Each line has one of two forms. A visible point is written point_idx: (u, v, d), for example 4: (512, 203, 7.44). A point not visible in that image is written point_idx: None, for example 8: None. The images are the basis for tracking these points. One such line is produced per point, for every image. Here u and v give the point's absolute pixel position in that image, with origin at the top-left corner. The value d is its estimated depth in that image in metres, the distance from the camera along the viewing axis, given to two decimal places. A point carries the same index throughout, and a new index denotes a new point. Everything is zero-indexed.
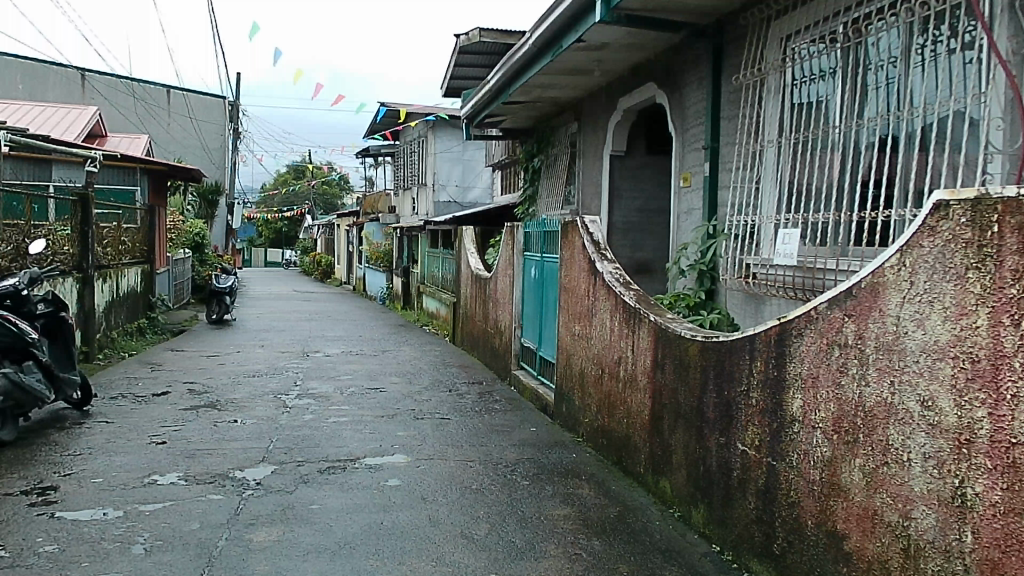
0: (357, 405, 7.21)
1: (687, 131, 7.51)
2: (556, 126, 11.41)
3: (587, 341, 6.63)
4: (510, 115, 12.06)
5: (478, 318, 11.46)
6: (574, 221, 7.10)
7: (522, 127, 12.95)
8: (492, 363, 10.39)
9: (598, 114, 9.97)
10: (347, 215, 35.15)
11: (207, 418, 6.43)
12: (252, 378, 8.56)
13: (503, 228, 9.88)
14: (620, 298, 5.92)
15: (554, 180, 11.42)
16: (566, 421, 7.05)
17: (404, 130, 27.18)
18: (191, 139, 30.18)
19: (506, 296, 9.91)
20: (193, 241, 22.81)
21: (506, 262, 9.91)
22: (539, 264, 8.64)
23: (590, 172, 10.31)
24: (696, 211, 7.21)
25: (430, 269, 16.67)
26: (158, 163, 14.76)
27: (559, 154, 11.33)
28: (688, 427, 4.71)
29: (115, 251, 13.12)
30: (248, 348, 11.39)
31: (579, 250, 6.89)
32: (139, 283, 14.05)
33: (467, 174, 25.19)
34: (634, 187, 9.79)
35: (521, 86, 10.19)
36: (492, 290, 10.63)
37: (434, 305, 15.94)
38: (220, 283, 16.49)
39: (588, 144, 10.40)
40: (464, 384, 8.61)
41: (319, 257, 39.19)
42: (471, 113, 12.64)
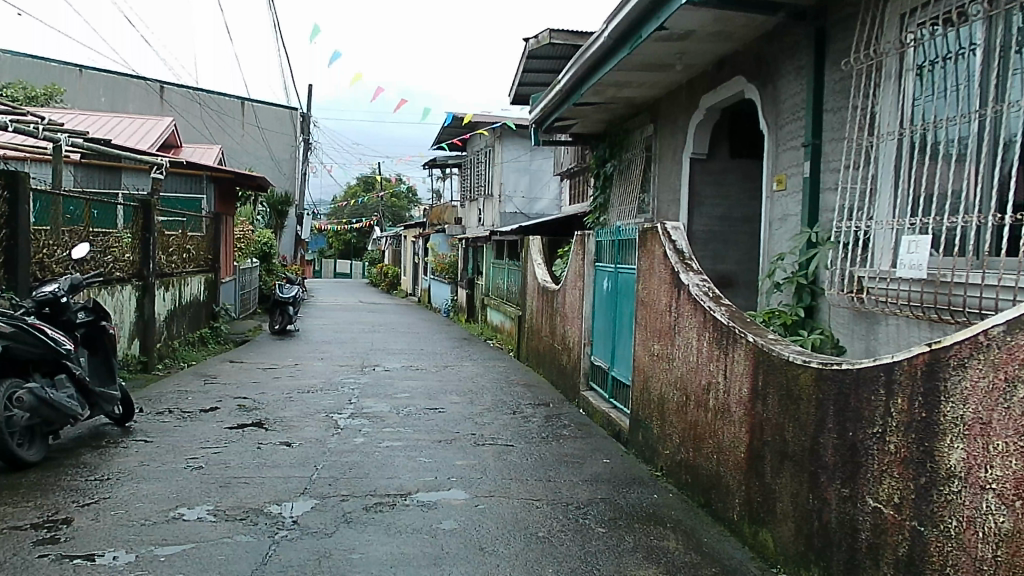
0: (413, 427, 6.63)
1: (781, 129, 6.72)
2: (631, 129, 10.71)
3: (668, 362, 5.90)
4: (581, 118, 11.41)
5: (545, 333, 10.80)
6: (654, 228, 6.39)
7: (593, 132, 12.28)
8: (558, 382, 9.70)
9: (678, 114, 9.24)
10: (414, 227, 35.01)
11: (252, 439, 5.94)
12: (306, 395, 8.09)
13: (573, 237, 9.21)
14: (709, 314, 5.19)
15: (628, 187, 10.69)
16: (641, 452, 6.32)
17: (472, 140, 26.81)
18: (263, 150, 30.52)
19: (575, 310, 9.23)
20: (261, 250, 22.81)
21: (576, 274, 9.23)
22: (612, 276, 7.94)
23: (668, 178, 9.56)
24: (794, 217, 6.41)
25: (495, 281, 16.09)
26: (224, 171, 14.61)
27: (634, 159, 10.60)
28: (798, 471, 3.97)
29: (179, 259, 12.96)
30: (307, 361, 10.98)
31: (660, 259, 6.17)
32: (203, 292, 13.88)
33: (534, 184, 24.62)
34: (716, 193, 9.00)
35: (594, 86, 9.55)
36: (560, 303, 9.95)
37: (499, 318, 15.35)
38: (284, 293, 16.27)
39: (666, 147, 9.66)
40: (529, 406, 7.95)
41: (386, 268, 39.17)
42: (539, 117, 12.05)
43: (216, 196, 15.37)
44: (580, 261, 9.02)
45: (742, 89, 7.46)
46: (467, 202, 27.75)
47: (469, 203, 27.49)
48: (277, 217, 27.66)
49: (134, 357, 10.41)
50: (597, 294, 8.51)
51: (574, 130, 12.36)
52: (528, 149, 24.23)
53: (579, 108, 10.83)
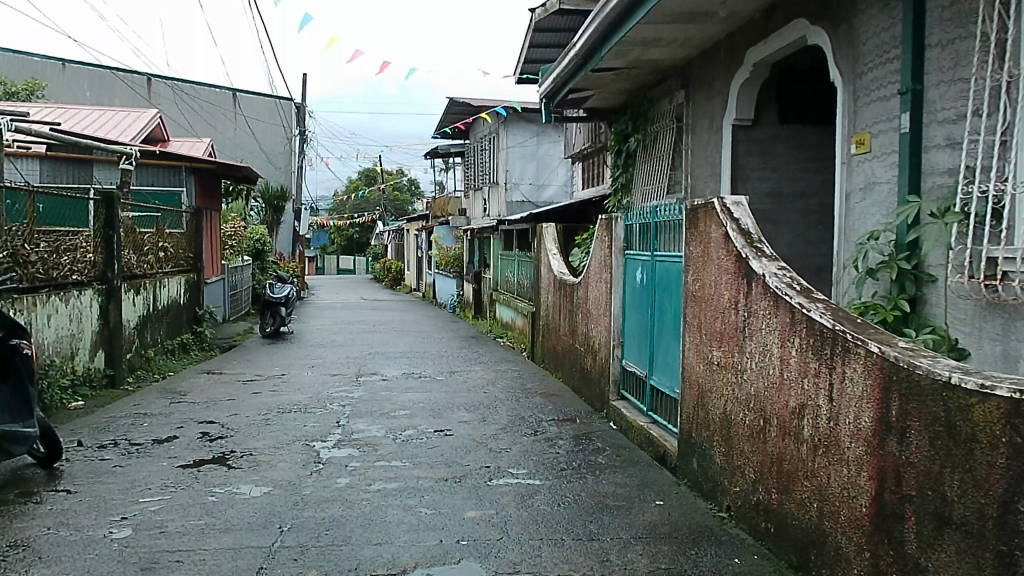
0: (412, 459, 5.34)
1: (860, 77, 5.39)
2: (655, 97, 9.36)
3: (735, 373, 4.61)
4: (597, 88, 10.08)
5: (563, 333, 9.54)
6: (707, 204, 5.08)
7: (612, 104, 10.93)
8: (582, 388, 8.45)
9: (716, 75, 7.90)
10: (418, 220, 33.72)
11: (206, 484, 4.66)
12: (288, 415, 6.82)
13: (596, 221, 7.90)
14: (801, 313, 3.90)
15: (655, 163, 9.36)
16: (698, 484, 5.06)
17: (474, 126, 25.51)
18: (256, 143, 29.23)
19: (600, 305, 7.93)
20: (255, 248, 21.55)
21: (600, 263, 7.91)
22: (648, 266, 6.65)
23: (705, 150, 8.22)
24: (885, 185, 5.10)
25: (505, 274, 14.80)
26: (204, 161, 13.32)
27: (661, 131, 9.26)
28: (975, 550, 2.70)
29: (154, 259, 11.70)
30: (294, 370, 9.71)
31: (720, 243, 4.87)
32: (184, 295, 12.62)
33: (542, 171, 23.28)
34: (764, 166, 7.65)
35: (616, 48, 8.23)
36: (581, 298, 8.65)
37: (510, 314, 14.05)
38: (275, 294, 15.01)
39: (701, 115, 8.33)
40: (553, 423, 6.67)
41: (389, 264, 37.92)
42: (550, 91, 10.73)
43: (197, 189, 14.09)
44: (606, 248, 7.70)
45: (802, 35, 6.13)
46: (471, 192, 26.42)
47: (472, 192, 26.18)
48: (273, 212, 26.39)
49: (98, 371, 9.17)
50: (629, 286, 7.20)
51: (590, 104, 11.02)
52: (535, 133, 22.91)
53: (596, 76, 9.50)
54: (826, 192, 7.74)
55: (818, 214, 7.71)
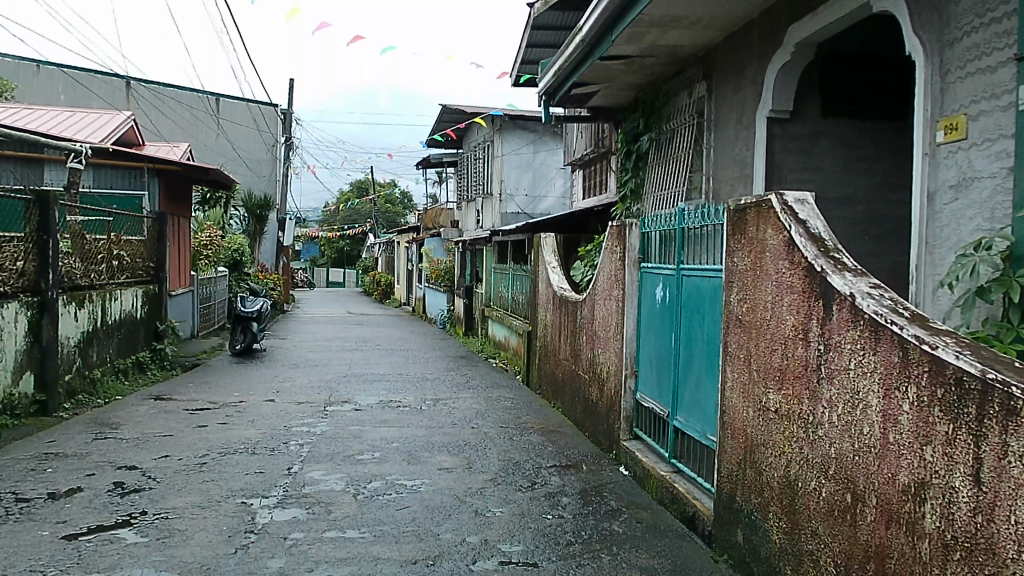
0: (373, 529, 4.11)
1: (949, 45, 4.25)
2: (671, 90, 8.22)
3: (804, 424, 3.44)
4: (604, 82, 8.94)
5: (565, 357, 8.35)
6: (760, 203, 3.91)
7: (619, 101, 9.77)
8: (586, 424, 7.25)
9: (747, 61, 6.77)
10: (408, 231, 32.58)
11: (85, 571, 3.43)
12: (231, 459, 5.59)
13: (606, 227, 6.73)
14: (919, 350, 2.71)
15: (671, 165, 8.21)
16: (744, 565, 3.87)
17: (468, 134, 24.42)
18: (240, 149, 28.02)
19: (609, 328, 6.75)
20: (233, 258, 20.31)
21: (610, 277, 6.72)
22: (671, 282, 5.48)
23: (732, 149, 7.07)
24: (989, 180, 3.95)
25: (498, 289, 13.60)
26: (169, 162, 12.07)
27: (678, 128, 8.11)
28: None
29: (106, 267, 10.46)
30: (255, 397, 8.46)
31: (780, 252, 3.69)
32: (141, 308, 11.36)
33: (538, 181, 22.16)
34: (803, 166, 6.50)
35: (630, 31, 7.10)
36: (587, 318, 7.46)
37: (503, 333, 12.86)
38: (246, 308, 13.78)
39: (727, 108, 7.19)
40: (554, 472, 5.46)
41: (379, 277, 36.70)
42: (550, 86, 9.61)
43: (161, 193, 12.84)
44: (617, 259, 6.51)
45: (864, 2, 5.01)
46: (464, 203, 25.26)
47: (465, 203, 25.01)
48: (256, 221, 25.14)
49: (25, 397, 7.90)
50: (648, 306, 6.00)
51: (595, 101, 9.87)
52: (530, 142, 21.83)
53: (605, 67, 8.36)
54: (875, 198, 6.58)
55: (866, 223, 6.54)
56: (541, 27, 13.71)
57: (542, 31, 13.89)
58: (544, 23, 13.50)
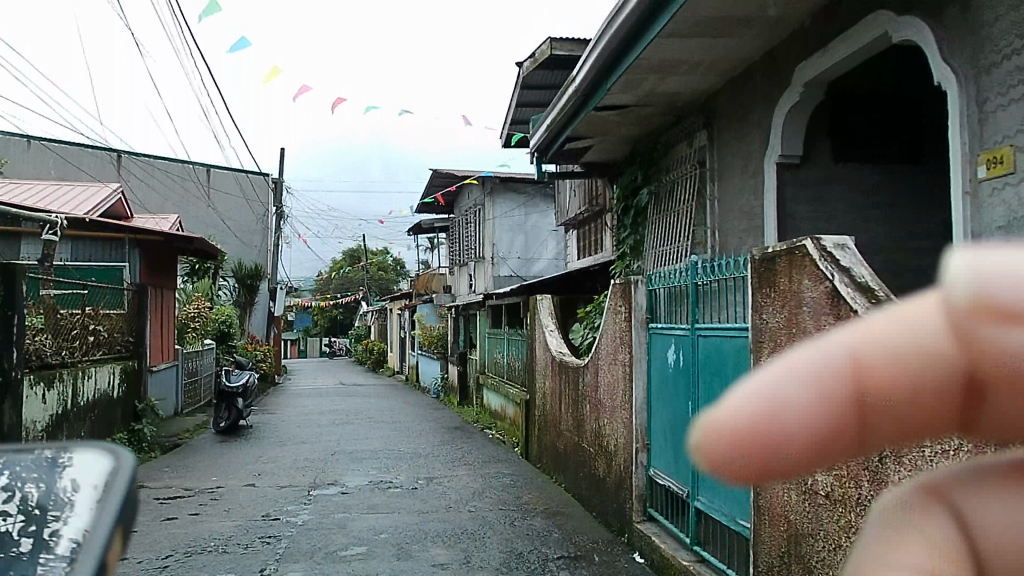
0: None
1: (985, 72, 3.85)
2: (670, 141, 7.85)
3: (867, 511, 2.88)
4: (600, 135, 8.59)
5: (567, 428, 7.75)
6: (793, 249, 3.44)
7: (614, 155, 9.42)
8: (594, 502, 6.62)
9: (752, 105, 6.41)
10: (400, 299, 32.14)
11: None
12: (201, 560, 4.93)
13: (610, 285, 6.24)
14: None
15: (673, 218, 7.78)
16: None
17: (458, 198, 24.21)
18: (230, 220, 27.70)
19: (615, 396, 6.18)
20: (220, 330, 19.71)
21: (615, 341, 6.19)
22: (685, 343, 4.96)
23: (739, 198, 6.65)
24: None
25: (493, 355, 13.03)
26: (151, 232, 11.60)
27: (679, 180, 7.70)
28: None
29: (81, 344, 9.86)
30: (236, 481, 7.80)
31: (823, 305, 3.21)
32: (119, 386, 10.71)
33: (531, 244, 21.84)
34: (817, 214, 6.07)
35: (627, 79, 6.75)
36: (590, 385, 6.89)
37: (499, 401, 12.27)
38: (231, 382, 13.15)
39: (731, 157, 6.80)
40: (564, 564, 4.83)
41: (371, 345, 36.10)
42: (543, 143, 9.27)
43: (142, 265, 12.31)
44: (623, 320, 6.00)
45: (882, 32, 4.63)
46: (456, 268, 24.87)
47: (458, 268, 24.61)
48: (246, 292, 24.59)
49: None
50: (659, 370, 5.47)
51: (590, 156, 9.51)
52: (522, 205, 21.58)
53: (600, 119, 8.00)
54: (895, 247, 6.13)
55: (887, 274, 6.08)
56: (531, 87, 13.50)
57: (532, 90, 13.68)
58: (534, 82, 13.30)
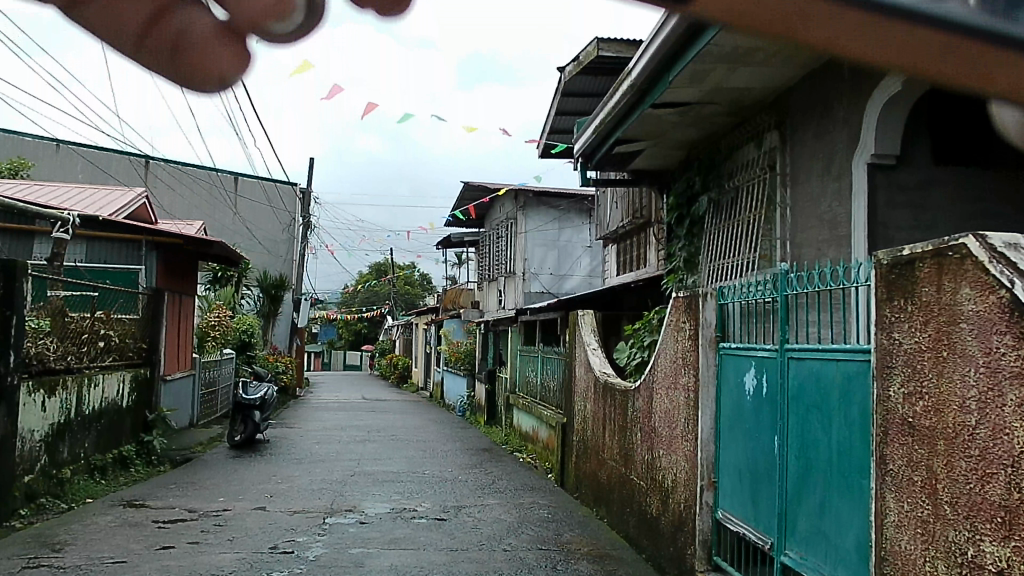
0: None
1: None
2: (733, 142, 7.11)
3: None
4: (653, 138, 7.88)
5: (612, 457, 6.98)
6: (946, 250, 2.67)
7: (666, 161, 8.68)
8: (644, 545, 5.84)
9: (836, 100, 5.66)
10: (427, 313, 31.54)
11: None
12: None
13: (672, 299, 5.48)
14: None
15: (737, 228, 7.03)
16: None
17: (490, 212, 23.60)
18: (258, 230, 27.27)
19: (674, 424, 5.42)
20: (242, 339, 19.10)
21: (675, 363, 5.44)
22: (771, 367, 4.19)
23: (818, 205, 5.91)
24: None
25: (525, 374, 12.27)
26: (170, 235, 11.02)
27: (744, 186, 6.95)
28: None
29: (89, 349, 9.28)
30: (244, 505, 7.11)
31: (993, 322, 2.43)
32: (128, 395, 10.11)
33: (564, 260, 21.11)
34: (913, 222, 5.32)
35: (692, 71, 6.04)
36: (643, 411, 6.14)
37: (530, 423, 11.51)
38: (248, 394, 12.51)
39: (809, 158, 6.06)
40: None
41: (396, 360, 35.53)
42: (591, 147, 8.56)
43: (159, 268, 11.69)
44: (687, 338, 5.25)
45: None
46: (485, 283, 24.22)
47: (487, 283, 23.93)
48: (271, 302, 24.04)
49: None
50: (732, 399, 4.70)
51: (640, 161, 8.79)
52: (556, 220, 20.89)
53: (656, 120, 7.29)
54: None
55: None
56: (574, 93, 12.81)
57: (574, 97, 12.99)
58: (576, 87, 12.61)
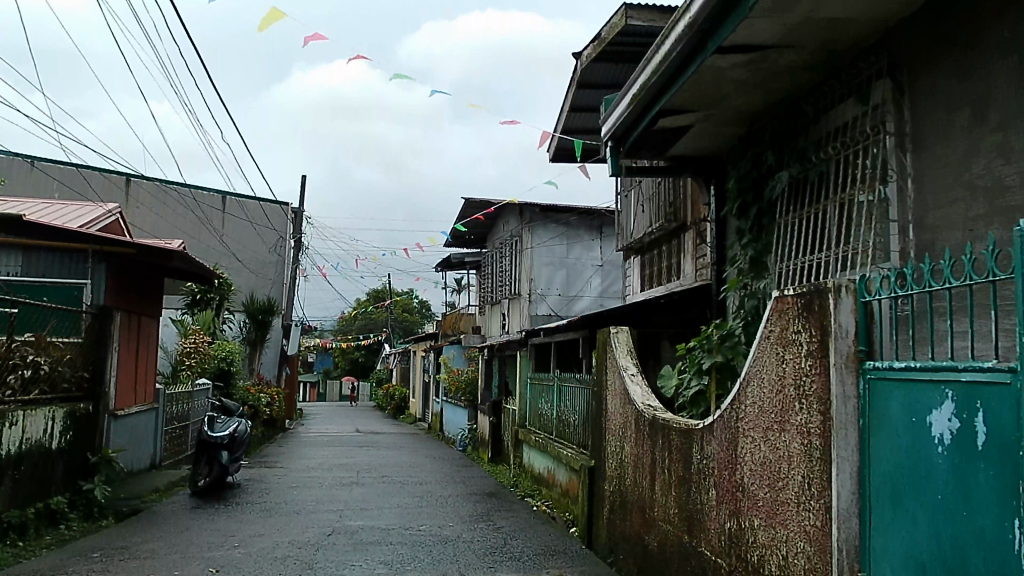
0: None
1: None
2: (821, 102, 5.46)
3: None
4: (707, 107, 6.22)
5: (669, 520, 5.23)
6: None
7: (717, 142, 7.01)
8: None
9: (992, 20, 4.04)
10: (425, 341, 29.79)
11: None
12: None
13: (776, 300, 3.80)
14: None
15: (828, 214, 5.38)
16: None
17: (492, 230, 22.01)
18: (246, 251, 25.60)
19: (782, 484, 3.71)
20: (220, 367, 17.15)
21: (783, 395, 3.74)
22: (999, 396, 2.51)
23: (963, 170, 4.27)
24: None
25: (537, 406, 10.51)
26: (121, 244, 9.27)
27: (839, 158, 5.30)
28: None
29: (7, 379, 7.54)
30: None
31: None
32: (60, 435, 8.35)
33: (573, 280, 19.45)
34: None
35: None
36: (722, 461, 4.40)
37: (544, 464, 9.75)
38: (215, 431, 10.73)
39: (944, 109, 4.44)
40: None
41: (393, 389, 33.69)
42: (626, 123, 6.94)
43: (111, 285, 9.93)
44: (804, 359, 3.55)
45: None
46: (487, 306, 22.54)
47: (489, 306, 22.24)
48: (257, 328, 22.26)
49: None
50: (901, 452, 3.00)
51: (684, 143, 7.12)
52: (564, 237, 19.27)
53: (716, 77, 5.64)
54: None
55: None
56: (590, 83, 11.21)
57: (590, 88, 11.39)
58: (594, 76, 11.01)
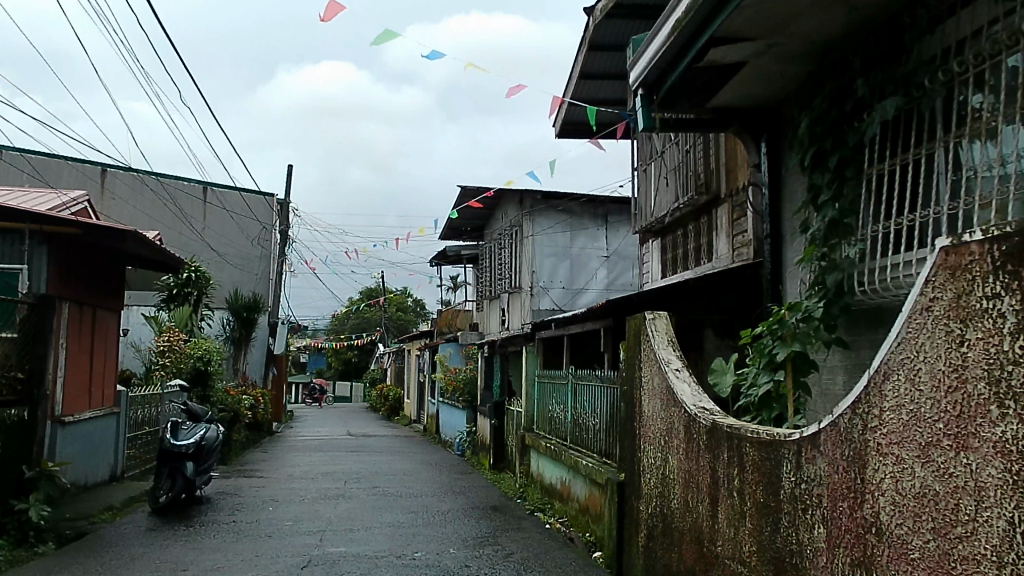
0: None
1: None
2: (936, 9, 4.18)
3: None
4: (771, 33, 4.93)
5: (741, 560, 3.95)
6: None
7: (774, 84, 5.71)
8: None
9: None
10: (419, 339, 28.50)
11: None
12: None
13: (950, 250, 2.52)
14: None
15: (946, 155, 4.11)
16: None
17: (490, 220, 20.75)
18: (229, 245, 24.24)
19: (963, 530, 2.44)
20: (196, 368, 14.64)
21: (962, 397, 2.47)
22: None
23: None
24: None
25: (547, 407, 9.24)
26: (68, 224, 7.92)
27: (961, 80, 4.02)
28: None
29: None
30: None
31: None
32: None
33: (577, 272, 18.17)
34: None
35: None
36: (836, 487, 3.14)
37: (557, 474, 8.46)
38: (179, 439, 9.35)
39: None
40: None
41: (387, 390, 32.39)
42: (663, 62, 5.65)
43: (55, 271, 8.56)
44: (1007, 339, 2.28)
45: None
46: (485, 301, 21.25)
47: (487, 301, 20.96)
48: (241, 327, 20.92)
49: None
50: None
51: (732, 89, 5.84)
52: (569, 226, 17.99)
53: None
54: None
55: None
56: (603, 44, 9.93)
57: (602, 51, 10.11)
58: (607, 36, 9.73)
